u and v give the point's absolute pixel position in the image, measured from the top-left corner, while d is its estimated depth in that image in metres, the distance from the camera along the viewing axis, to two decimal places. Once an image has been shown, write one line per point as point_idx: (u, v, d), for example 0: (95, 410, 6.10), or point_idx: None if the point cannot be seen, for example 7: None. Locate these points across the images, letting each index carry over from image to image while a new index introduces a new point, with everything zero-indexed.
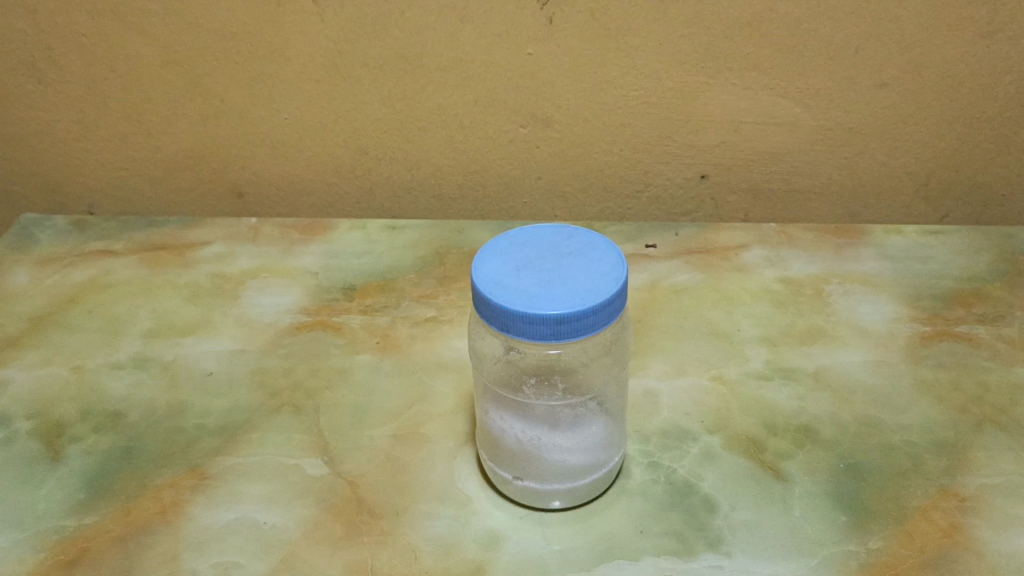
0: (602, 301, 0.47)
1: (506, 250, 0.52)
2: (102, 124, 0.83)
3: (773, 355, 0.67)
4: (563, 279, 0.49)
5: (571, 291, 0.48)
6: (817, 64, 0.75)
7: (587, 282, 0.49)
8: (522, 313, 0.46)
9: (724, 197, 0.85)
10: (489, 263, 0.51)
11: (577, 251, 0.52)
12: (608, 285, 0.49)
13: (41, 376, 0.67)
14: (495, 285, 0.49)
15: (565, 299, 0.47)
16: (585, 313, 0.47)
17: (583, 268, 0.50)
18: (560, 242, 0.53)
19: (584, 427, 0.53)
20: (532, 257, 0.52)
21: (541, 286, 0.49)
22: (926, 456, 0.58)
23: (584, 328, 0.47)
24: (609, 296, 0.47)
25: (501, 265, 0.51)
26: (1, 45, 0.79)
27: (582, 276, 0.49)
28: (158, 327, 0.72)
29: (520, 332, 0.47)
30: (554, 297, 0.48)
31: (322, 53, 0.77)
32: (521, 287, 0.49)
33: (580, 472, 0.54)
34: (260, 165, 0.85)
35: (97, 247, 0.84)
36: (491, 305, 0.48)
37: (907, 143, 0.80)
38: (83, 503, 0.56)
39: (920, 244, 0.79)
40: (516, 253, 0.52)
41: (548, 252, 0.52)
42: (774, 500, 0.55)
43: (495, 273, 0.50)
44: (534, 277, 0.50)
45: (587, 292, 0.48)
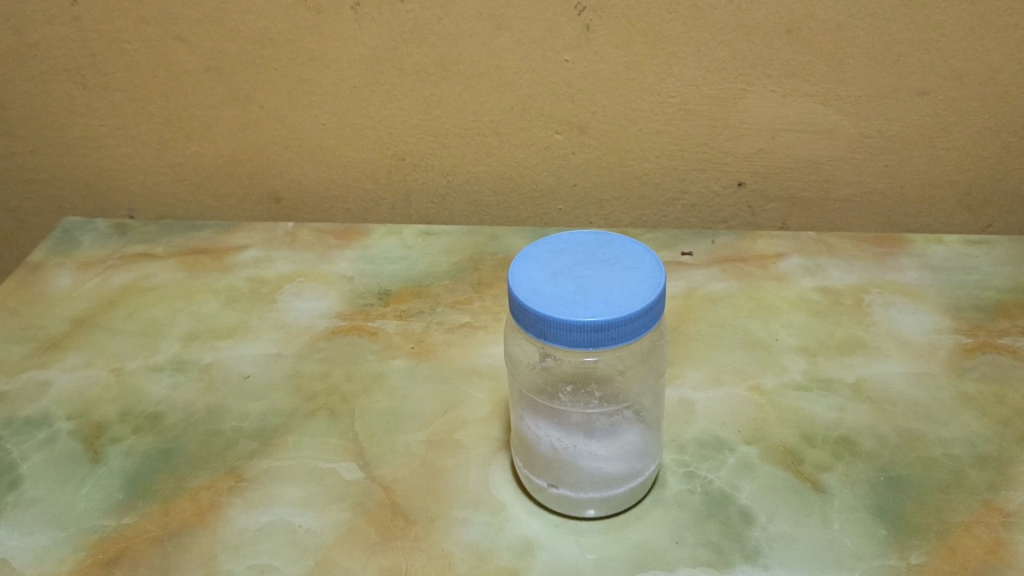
0: (640, 308, 0.47)
1: (543, 257, 0.52)
2: (143, 129, 0.84)
3: (811, 366, 0.66)
4: (601, 286, 0.49)
5: (609, 299, 0.48)
6: (857, 71, 0.75)
7: (625, 290, 0.49)
8: (559, 320, 0.46)
9: (761, 205, 0.84)
10: (526, 270, 0.51)
11: (614, 258, 0.52)
12: (646, 293, 0.48)
13: (82, 378, 0.68)
14: (532, 292, 0.49)
15: (603, 307, 0.47)
16: (622, 321, 0.46)
17: (620, 276, 0.50)
18: (597, 249, 0.53)
19: (620, 435, 0.53)
20: (569, 264, 0.51)
21: (578, 293, 0.49)
22: (969, 470, 0.57)
23: (622, 336, 0.47)
24: (647, 304, 0.47)
25: (537, 271, 0.51)
26: (47, 51, 0.80)
27: (620, 284, 0.49)
28: (196, 330, 0.73)
29: (557, 339, 0.47)
30: (591, 305, 0.47)
31: (359, 60, 0.77)
32: (558, 294, 0.49)
33: (616, 481, 0.53)
34: (297, 170, 0.85)
35: (137, 250, 0.85)
36: (528, 312, 0.48)
37: (950, 151, 0.79)
38: (122, 504, 0.57)
39: (963, 254, 0.78)
40: (553, 260, 0.52)
41: (585, 260, 0.52)
42: (812, 512, 0.54)
43: (532, 280, 0.50)
44: (571, 285, 0.49)
45: (625, 300, 0.48)
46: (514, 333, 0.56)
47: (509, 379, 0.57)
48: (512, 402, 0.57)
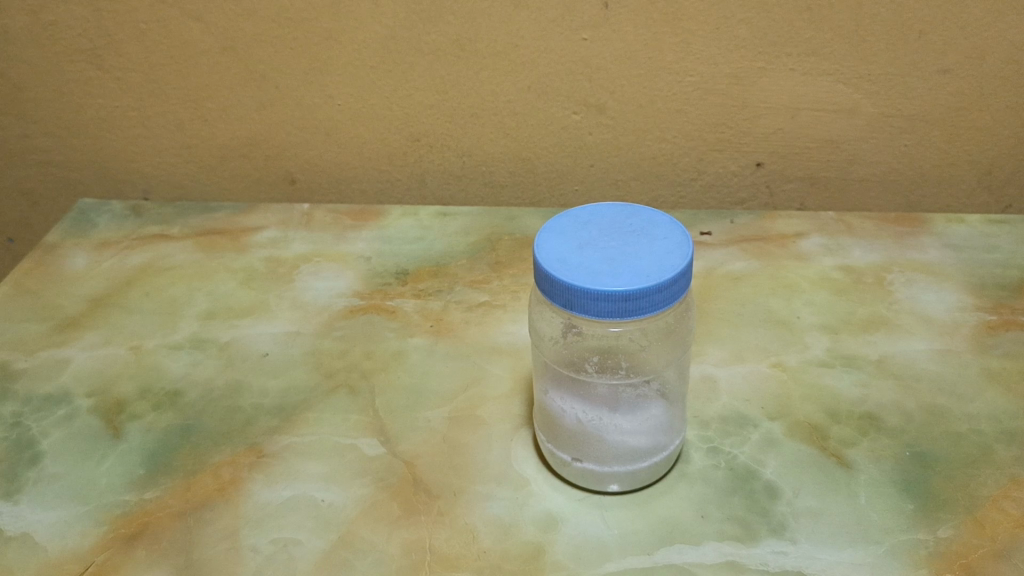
0: (668, 278, 0.46)
1: (568, 229, 0.52)
2: (159, 111, 0.84)
3: (834, 343, 0.66)
4: (628, 256, 0.49)
5: (636, 268, 0.47)
6: (878, 49, 0.74)
7: (652, 260, 0.48)
8: (587, 291, 0.46)
9: (779, 185, 0.83)
10: (551, 241, 0.51)
11: (640, 230, 0.51)
12: (674, 263, 0.48)
13: (101, 356, 0.68)
14: (559, 262, 0.49)
15: (630, 276, 0.47)
16: (651, 290, 0.46)
17: (647, 247, 0.49)
18: (623, 221, 0.52)
19: (646, 406, 0.53)
20: (594, 236, 0.51)
21: (606, 263, 0.48)
22: (996, 445, 0.56)
23: (651, 306, 0.46)
24: (676, 273, 0.47)
25: (563, 242, 0.50)
26: (63, 31, 0.80)
27: (646, 254, 0.49)
28: (214, 309, 0.73)
29: (584, 310, 0.47)
30: (619, 275, 0.47)
31: (376, 40, 0.77)
32: (585, 264, 0.48)
33: (640, 455, 0.53)
34: (313, 151, 0.85)
35: (153, 231, 0.85)
36: (554, 282, 0.47)
37: (970, 131, 0.79)
38: (143, 479, 0.57)
39: (984, 233, 0.77)
40: (578, 232, 0.52)
41: (611, 231, 0.51)
42: (838, 488, 0.54)
43: (558, 251, 0.50)
44: (597, 255, 0.49)
45: (653, 270, 0.47)
46: (538, 307, 0.56)
47: (534, 355, 0.57)
48: (537, 378, 0.56)
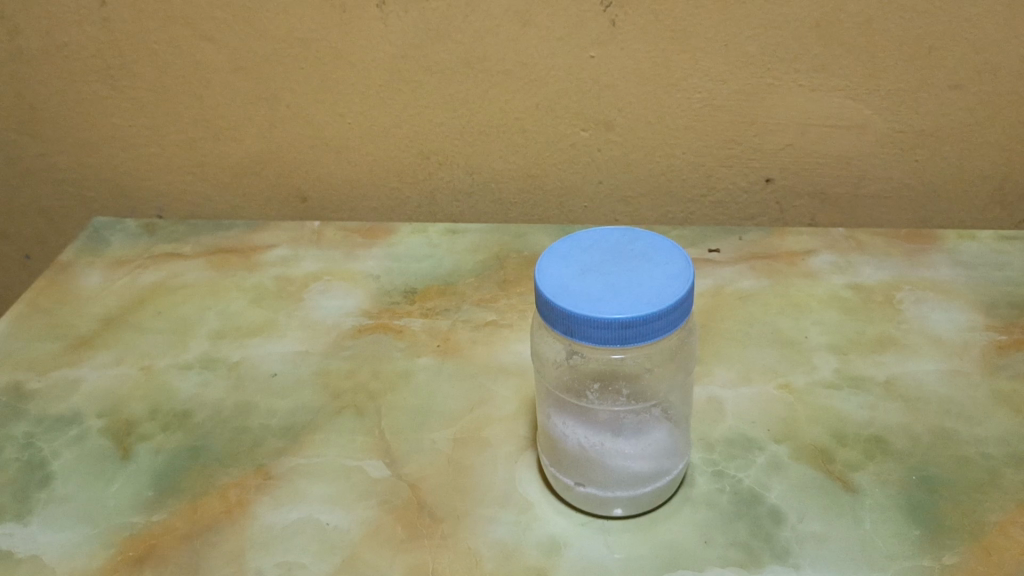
0: (668, 305, 0.46)
1: (569, 254, 0.52)
2: (172, 130, 0.85)
3: (842, 363, 0.65)
4: (628, 282, 0.49)
5: (637, 295, 0.47)
6: (888, 64, 0.74)
7: (652, 286, 0.48)
8: (587, 318, 0.46)
9: (790, 200, 0.83)
10: (553, 266, 0.51)
11: (641, 254, 0.51)
12: (675, 289, 0.48)
13: (112, 376, 0.69)
14: (559, 289, 0.49)
15: (630, 303, 0.47)
16: (651, 317, 0.46)
17: (648, 272, 0.49)
18: (624, 245, 0.52)
19: (647, 432, 0.53)
20: (596, 261, 0.51)
21: (606, 289, 0.48)
22: (1004, 469, 0.56)
23: (652, 333, 0.46)
24: (676, 299, 0.47)
25: (564, 268, 0.51)
26: (77, 52, 0.81)
27: (648, 280, 0.49)
28: (223, 328, 0.74)
29: (585, 337, 0.47)
30: (620, 301, 0.47)
31: (385, 58, 0.77)
32: (585, 290, 0.48)
33: (644, 480, 0.53)
34: (324, 169, 0.86)
35: (165, 249, 0.86)
36: (555, 309, 0.47)
37: (982, 146, 0.78)
38: (152, 501, 0.57)
39: (997, 250, 0.76)
40: (580, 257, 0.52)
41: (612, 256, 0.51)
42: (843, 513, 0.53)
43: (559, 276, 0.50)
44: (598, 280, 0.49)
45: (653, 296, 0.47)
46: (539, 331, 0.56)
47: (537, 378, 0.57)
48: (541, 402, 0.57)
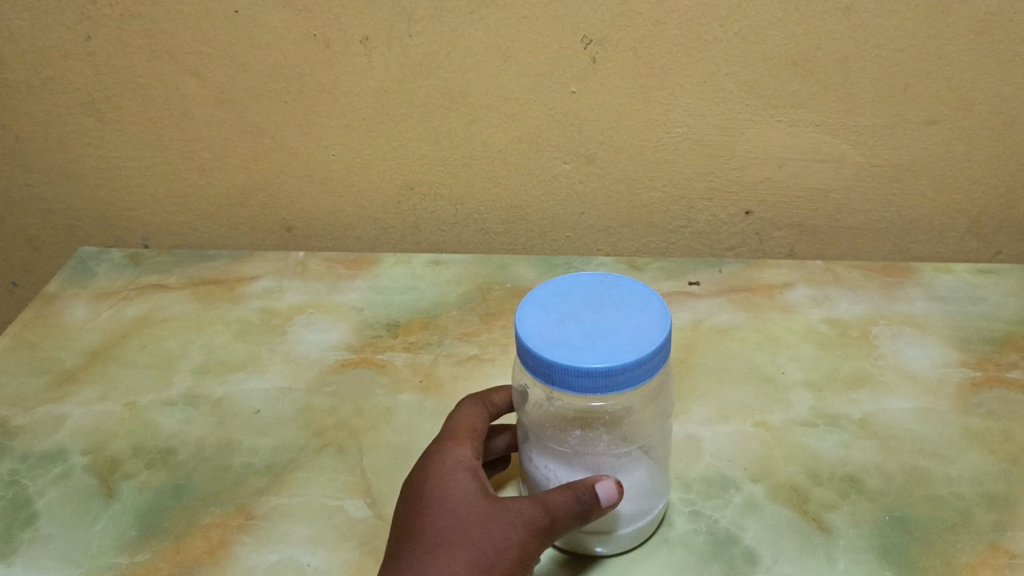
0: (647, 352, 0.47)
1: (548, 300, 0.53)
2: (158, 161, 0.85)
3: (818, 401, 0.66)
4: (607, 329, 0.50)
5: (616, 342, 0.48)
6: (865, 100, 0.74)
7: (631, 333, 0.49)
8: (568, 368, 0.46)
9: (769, 232, 0.84)
10: (532, 313, 0.52)
11: (619, 301, 0.52)
12: (653, 337, 0.49)
13: (96, 412, 0.69)
14: (540, 337, 0.49)
15: (610, 351, 0.47)
16: (632, 366, 0.47)
17: (626, 319, 0.50)
18: (602, 291, 0.53)
19: (628, 475, 0.53)
20: (574, 307, 0.52)
21: (586, 336, 0.49)
22: (976, 509, 0.56)
23: (631, 381, 0.47)
24: (654, 347, 0.48)
25: (544, 315, 0.51)
26: (62, 85, 0.81)
27: (626, 327, 0.50)
28: (207, 363, 0.74)
29: (566, 386, 0.47)
30: (599, 349, 0.48)
31: (369, 92, 0.78)
32: (565, 338, 0.49)
33: (626, 520, 0.54)
34: (309, 201, 0.86)
35: (150, 281, 0.87)
36: (536, 357, 0.48)
37: (958, 180, 0.79)
38: (135, 541, 0.58)
39: (972, 284, 0.78)
40: (559, 303, 0.52)
41: (591, 302, 0.52)
42: (817, 553, 0.54)
43: (539, 324, 0.50)
44: (577, 328, 0.50)
45: (632, 343, 0.48)
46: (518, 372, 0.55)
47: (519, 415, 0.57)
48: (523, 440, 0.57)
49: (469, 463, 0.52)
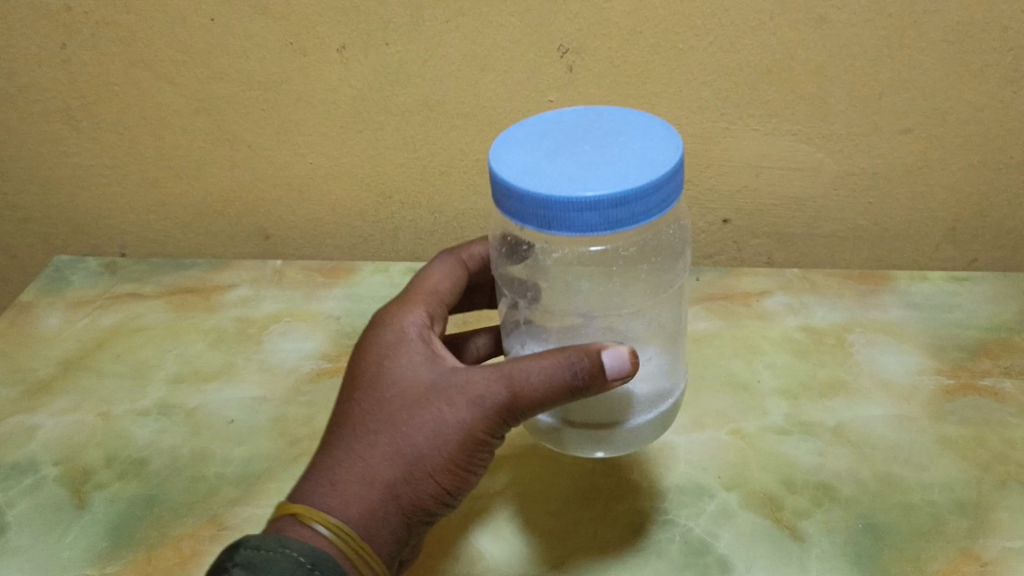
0: (662, 176, 0.41)
1: (525, 139, 0.46)
2: (134, 169, 0.85)
3: (793, 408, 0.66)
4: (608, 157, 0.43)
5: (622, 169, 0.41)
6: (841, 110, 0.74)
7: (637, 159, 0.42)
8: (568, 200, 0.39)
9: (746, 240, 0.84)
10: (509, 152, 0.44)
11: (613, 129, 0.46)
12: (663, 159, 0.42)
13: (69, 422, 0.69)
14: (526, 172, 0.42)
15: (617, 178, 0.41)
16: (645, 192, 0.40)
17: (628, 146, 0.44)
18: (588, 124, 0.47)
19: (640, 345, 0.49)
20: (558, 141, 0.45)
21: (584, 166, 0.42)
22: (948, 516, 0.57)
23: (643, 214, 0.41)
24: (668, 172, 0.41)
25: (525, 152, 0.44)
26: (36, 93, 0.80)
27: (630, 152, 0.43)
28: (182, 373, 0.74)
29: (567, 225, 0.40)
30: (601, 177, 0.41)
31: (345, 100, 0.77)
32: (558, 170, 0.42)
33: (643, 405, 0.49)
34: (287, 209, 0.86)
35: (126, 289, 0.87)
36: (526, 195, 0.41)
37: (934, 190, 0.79)
38: (106, 552, 0.57)
39: (946, 292, 0.79)
40: (539, 140, 0.45)
41: (579, 135, 0.45)
42: (789, 561, 0.54)
43: (522, 161, 0.43)
44: (568, 159, 0.43)
45: (642, 168, 0.41)
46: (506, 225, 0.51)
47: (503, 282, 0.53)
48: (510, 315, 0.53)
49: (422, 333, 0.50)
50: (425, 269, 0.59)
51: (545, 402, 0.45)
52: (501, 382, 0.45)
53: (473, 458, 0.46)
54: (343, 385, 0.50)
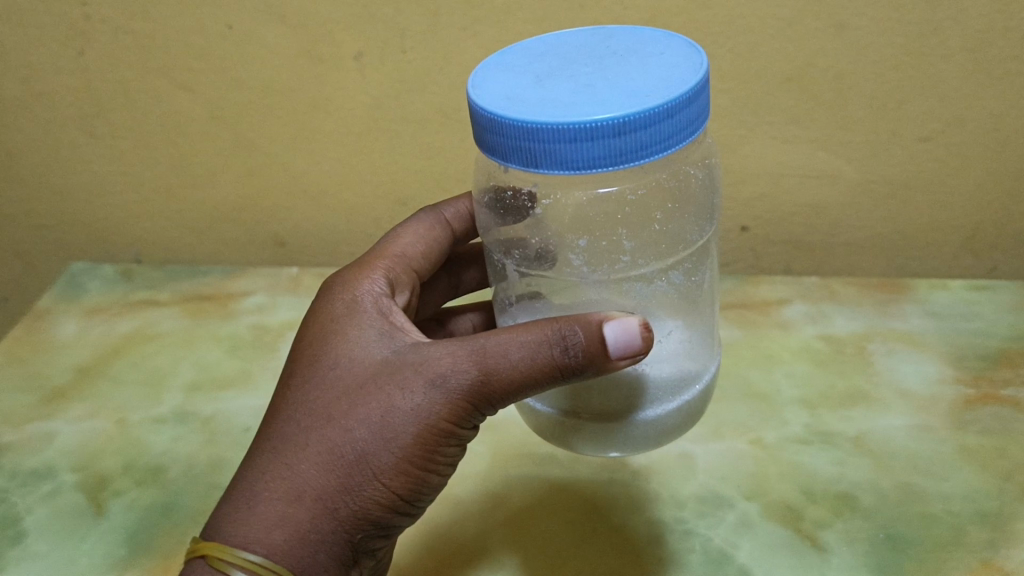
0: (674, 98, 0.37)
1: (518, 64, 0.42)
2: (150, 176, 0.85)
3: (813, 418, 0.66)
4: (612, 79, 0.39)
5: (627, 92, 0.38)
6: (860, 118, 0.73)
7: (649, 80, 0.39)
8: (558, 130, 0.36)
9: (764, 248, 0.84)
10: (499, 79, 0.41)
11: (622, 50, 0.42)
12: (682, 78, 0.38)
13: (86, 429, 0.69)
14: (512, 100, 0.39)
15: (621, 101, 0.37)
16: (651, 120, 0.36)
17: (639, 67, 0.40)
18: (596, 45, 0.43)
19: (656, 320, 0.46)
20: (556, 65, 0.41)
21: (581, 91, 0.38)
22: (969, 527, 0.56)
23: (649, 147, 0.37)
24: (683, 95, 0.37)
25: (514, 79, 0.41)
26: (53, 101, 0.80)
27: (640, 74, 0.39)
28: (198, 380, 0.74)
29: (558, 160, 0.37)
30: (600, 101, 0.37)
31: (361, 108, 0.77)
32: (549, 97, 0.38)
33: (666, 393, 0.45)
34: (303, 216, 0.86)
35: (142, 296, 0.88)
36: (510, 125, 0.37)
37: (953, 198, 0.78)
38: (123, 560, 0.57)
39: (966, 300, 0.78)
40: (534, 65, 0.42)
41: (581, 56, 0.42)
42: (810, 572, 0.54)
43: (510, 88, 0.40)
44: (565, 83, 0.39)
45: (652, 89, 0.38)
46: (497, 177, 0.48)
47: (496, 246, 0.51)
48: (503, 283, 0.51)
49: (380, 310, 0.48)
50: (392, 235, 0.58)
51: (522, 386, 0.42)
52: (475, 364, 0.42)
53: (437, 448, 0.44)
54: (292, 364, 0.47)
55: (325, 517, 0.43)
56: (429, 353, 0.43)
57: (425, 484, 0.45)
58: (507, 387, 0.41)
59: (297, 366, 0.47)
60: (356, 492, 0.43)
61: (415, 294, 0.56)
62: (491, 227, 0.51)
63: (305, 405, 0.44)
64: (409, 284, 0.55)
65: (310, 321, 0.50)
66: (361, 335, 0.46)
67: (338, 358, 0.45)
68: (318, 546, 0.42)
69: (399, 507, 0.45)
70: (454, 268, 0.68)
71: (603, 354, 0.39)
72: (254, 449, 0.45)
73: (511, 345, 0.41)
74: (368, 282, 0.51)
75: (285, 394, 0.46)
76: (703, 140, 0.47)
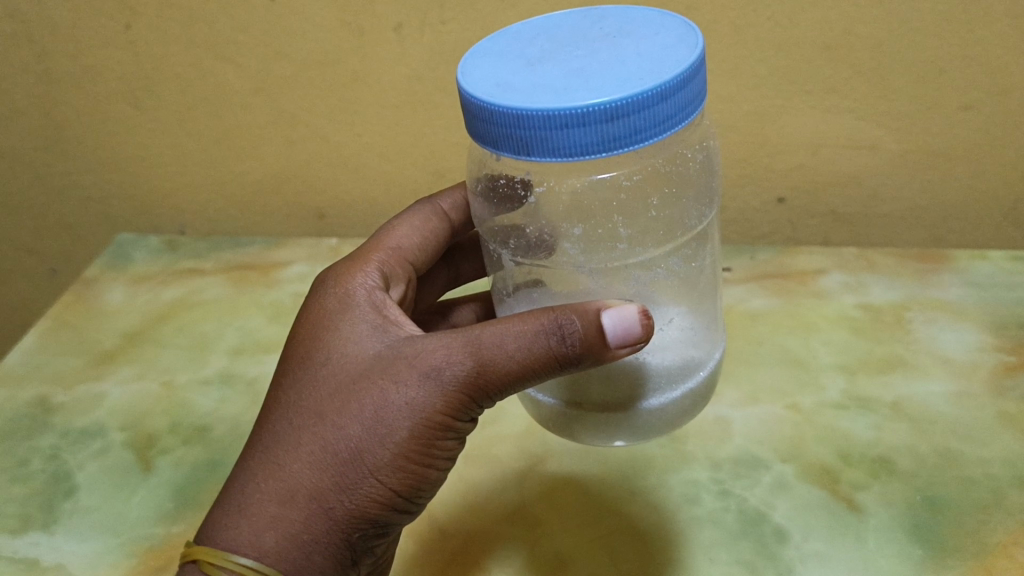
0: (667, 80, 0.37)
1: (510, 49, 0.42)
2: (195, 149, 0.87)
3: (850, 384, 0.66)
4: (604, 63, 0.39)
5: (618, 76, 0.38)
6: (900, 87, 0.73)
7: (642, 62, 0.39)
8: (550, 117, 0.36)
9: (803, 220, 0.84)
10: (488, 65, 0.41)
11: (615, 32, 0.42)
12: (675, 59, 0.38)
13: (134, 391, 0.71)
14: (501, 86, 0.39)
15: (612, 86, 0.37)
16: (644, 104, 0.36)
17: (632, 49, 0.40)
18: (588, 27, 0.43)
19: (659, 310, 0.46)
20: (548, 49, 0.42)
21: (571, 75, 0.38)
22: (1008, 490, 0.56)
23: (645, 131, 0.37)
24: (678, 76, 0.37)
25: (504, 64, 0.41)
26: (102, 75, 0.82)
27: (633, 56, 0.39)
28: (242, 345, 0.76)
29: (549, 147, 0.37)
30: (590, 85, 0.37)
31: (400, 80, 0.78)
32: (539, 82, 0.38)
33: (672, 381, 0.46)
34: (343, 187, 0.88)
35: (188, 265, 0.93)
36: (499, 111, 0.37)
37: (996, 168, 0.77)
38: (172, 512, 0.59)
39: (1007, 271, 0.77)
40: (525, 49, 0.42)
41: (574, 39, 0.42)
42: (846, 532, 0.54)
43: (501, 74, 0.40)
44: (555, 68, 0.39)
45: (644, 72, 0.38)
46: (488, 164, 0.48)
47: (490, 236, 0.51)
48: (502, 272, 0.51)
49: (375, 304, 0.49)
50: (385, 228, 0.59)
51: (518, 377, 0.42)
52: (469, 356, 0.42)
53: (433, 442, 0.44)
54: (287, 364, 0.48)
55: (320, 517, 0.43)
56: (422, 346, 0.44)
57: (423, 481, 0.45)
58: (504, 378, 0.42)
59: (292, 364, 0.47)
60: (351, 491, 0.43)
61: (411, 286, 0.57)
62: (486, 216, 0.51)
63: (297, 406, 0.45)
64: (404, 275, 0.56)
65: (304, 318, 0.50)
66: (354, 331, 0.47)
67: (333, 355, 0.46)
68: (314, 546, 0.43)
69: (397, 506, 0.45)
70: (458, 256, 0.69)
71: (602, 344, 0.39)
72: (247, 452, 0.45)
73: (507, 336, 0.41)
74: (361, 276, 0.52)
75: (277, 397, 0.46)
76: (699, 123, 0.47)
